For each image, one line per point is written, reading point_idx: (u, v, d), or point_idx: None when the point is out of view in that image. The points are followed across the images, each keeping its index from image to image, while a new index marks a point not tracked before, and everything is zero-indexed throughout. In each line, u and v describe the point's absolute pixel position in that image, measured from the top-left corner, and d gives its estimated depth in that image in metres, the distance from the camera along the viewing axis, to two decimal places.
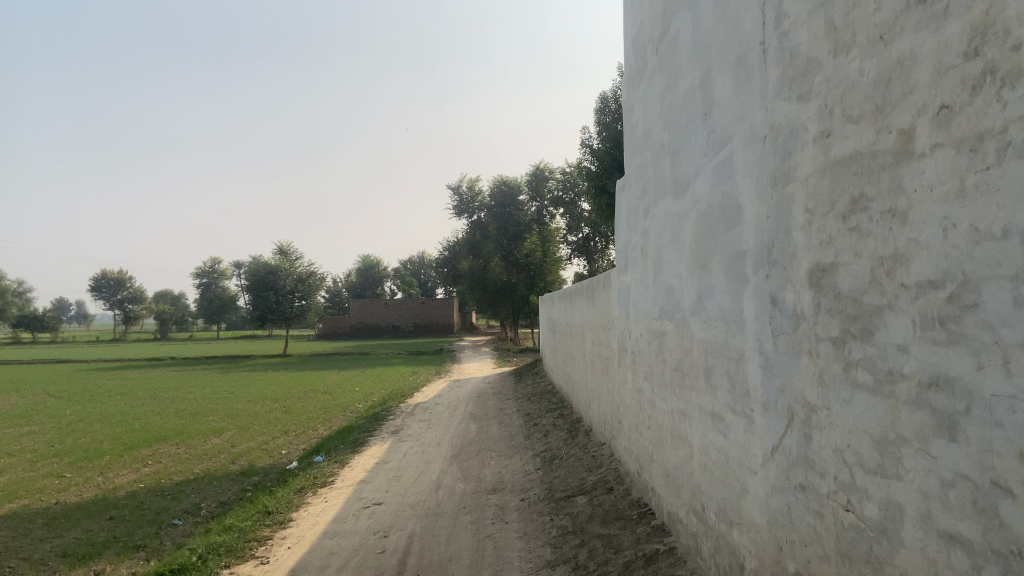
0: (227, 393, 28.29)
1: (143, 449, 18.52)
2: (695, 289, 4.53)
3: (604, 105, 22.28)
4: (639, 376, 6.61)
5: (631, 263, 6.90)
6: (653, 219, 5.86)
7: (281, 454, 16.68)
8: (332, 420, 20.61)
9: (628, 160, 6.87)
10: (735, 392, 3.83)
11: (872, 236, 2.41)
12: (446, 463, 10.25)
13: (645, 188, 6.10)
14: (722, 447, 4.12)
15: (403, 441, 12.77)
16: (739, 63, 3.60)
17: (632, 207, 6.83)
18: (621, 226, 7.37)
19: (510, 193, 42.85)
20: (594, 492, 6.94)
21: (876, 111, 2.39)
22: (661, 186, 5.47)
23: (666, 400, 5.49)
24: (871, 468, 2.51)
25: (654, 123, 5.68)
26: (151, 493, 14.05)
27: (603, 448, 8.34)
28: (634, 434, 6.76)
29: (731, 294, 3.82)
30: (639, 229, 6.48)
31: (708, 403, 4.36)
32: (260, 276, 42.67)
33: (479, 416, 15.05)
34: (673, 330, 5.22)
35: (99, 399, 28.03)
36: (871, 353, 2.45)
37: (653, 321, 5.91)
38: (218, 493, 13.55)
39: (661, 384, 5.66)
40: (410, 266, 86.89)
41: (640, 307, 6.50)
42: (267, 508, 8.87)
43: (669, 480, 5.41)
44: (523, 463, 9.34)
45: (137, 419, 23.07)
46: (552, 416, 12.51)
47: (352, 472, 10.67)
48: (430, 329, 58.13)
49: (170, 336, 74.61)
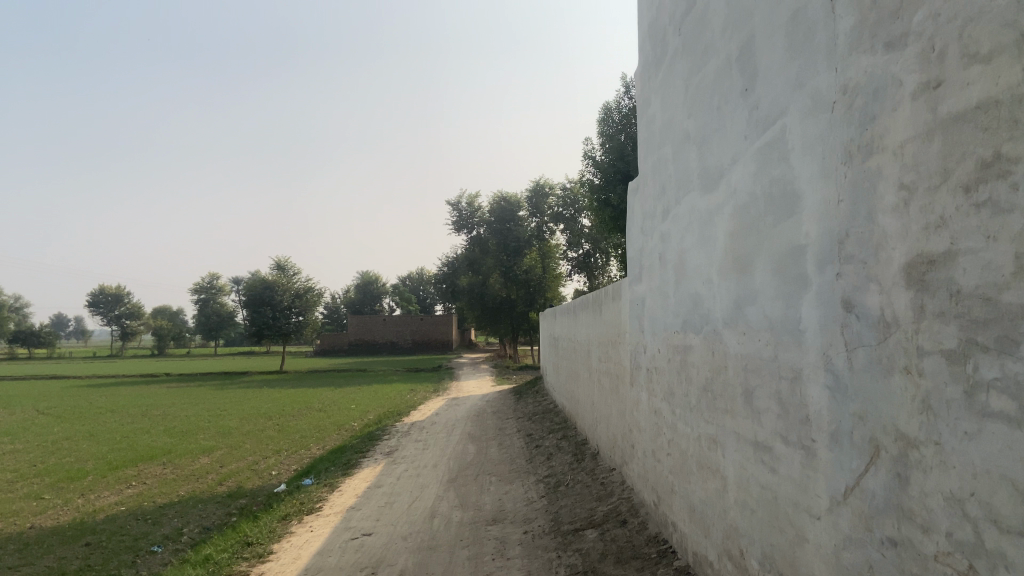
0: (218, 410, 27.51)
1: (128, 468, 17.76)
2: (731, 296, 3.90)
3: (607, 115, 21.70)
4: (656, 396, 5.94)
5: (646, 271, 6.28)
6: (673, 220, 5.24)
7: (270, 475, 15.92)
8: (325, 439, 19.85)
9: (643, 158, 6.26)
10: (788, 417, 3.18)
11: (1016, 211, 1.76)
12: (442, 488, 9.53)
13: (664, 186, 5.48)
14: (769, 482, 3.46)
15: (398, 463, 12.06)
16: (794, 19, 2.99)
17: (647, 209, 6.21)
18: (635, 230, 6.75)
19: (510, 208, 42.30)
20: (606, 525, 6.24)
21: (1021, 42, 1.75)
22: (685, 182, 4.85)
23: (692, 424, 4.82)
24: (1009, 526, 1.84)
25: (675, 112, 5.09)
26: (132, 517, 13.29)
27: (612, 475, 7.66)
28: (650, 461, 6.09)
29: (782, 299, 3.17)
30: (656, 233, 5.86)
31: (749, 430, 3.70)
32: (257, 291, 42.05)
33: (478, 436, 14.31)
34: (701, 344, 4.58)
35: (87, 416, 27.22)
36: (1014, 371, 1.79)
37: (674, 334, 5.28)
38: (203, 518, 12.80)
39: (684, 406, 5.01)
40: (409, 281, 86.11)
41: (658, 319, 5.86)
42: (247, 538, 8.13)
43: (694, 516, 4.74)
44: (525, 490, 8.64)
45: (125, 437, 22.29)
46: (555, 437, 11.80)
47: (342, 497, 9.94)
48: (429, 346, 57.36)
49: (167, 353, 73.77)
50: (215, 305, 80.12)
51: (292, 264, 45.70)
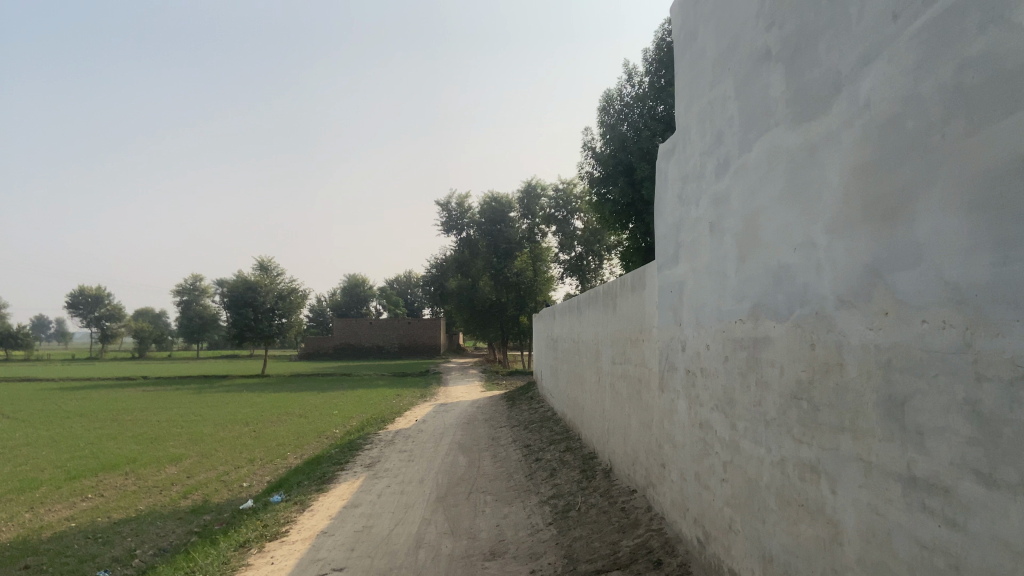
0: (193, 415, 25.97)
1: (87, 479, 16.24)
2: (857, 262, 2.68)
3: (608, 104, 20.40)
4: (701, 405, 4.73)
5: (687, 247, 5.08)
6: (736, 176, 4.05)
7: (241, 488, 14.51)
8: (304, 447, 18.43)
9: (685, 109, 5.09)
10: (998, 445, 1.98)
11: None
12: (428, 510, 8.22)
13: (722, 133, 4.27)
14: (940, 541, 2.25)
15: (379, 477, 10.75)
16: None
17: (689, 170, 5.01)
18: (670, 201, 5.53)
19: (500, 209, 41.08)
20: (635, 567, 4.97)
21: None
22: (759, 120, 3.68)
23: (768, 445, 3.59)
24: None
25: (744, 31, 3.89)
26: (81, 535, 11.82)
27: (634, 499, 6.40)
28: (693, 488, 4.87)
29: (992, 251, 1.97)
30: (703, 197, 4.66)
31: (897, 460, 2.47)
32: (238, 292, 40.39)
33: (469, 447, 13.00)
34: (786, 336, 3.36)
35: (51, 421, 25.52)
36: None
37: (736, 326, 4.05)
38: (161, 537, 11.38)
39: (753, 419, 3.79)
40: (397, 284, 84.31)
41: (706, 308, 4.63)
42: (194, 570, 6.74)
43: (772, 570, 3.52)
44: (528, 515, 7.36)
45: (89, 443, 20.74)
46: (556, 450, 10.52)
47: (312, 519, 8.59)
48: (417, 350, 55.90)
49: (148, 356, 71.45)
50: (198, 308, 77.95)
51: (276, 265, 44.11)
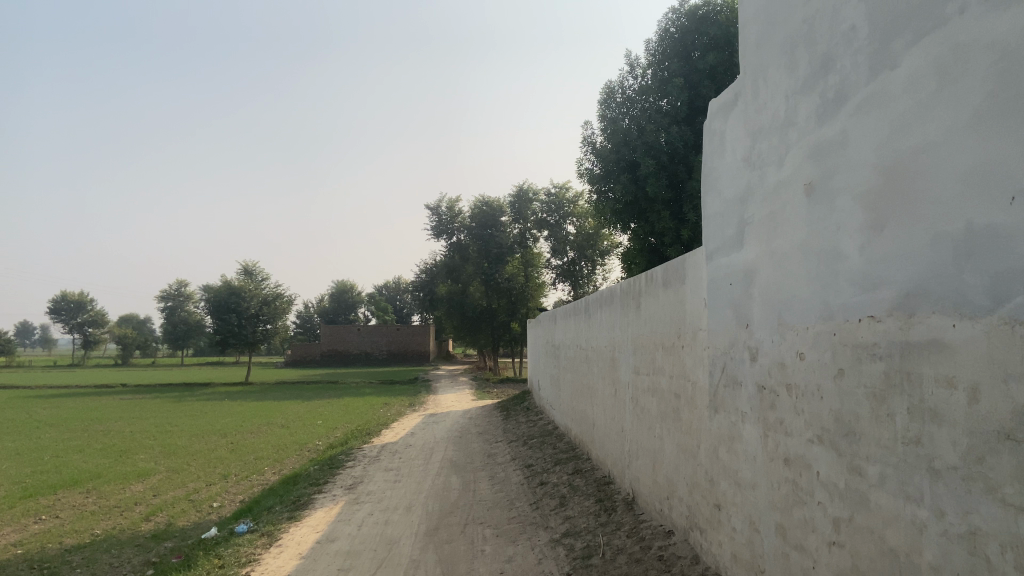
0: (168, 426, 24.44)
1: (43, 497, 14.72)
2: None
3: (609, 97, 18.90)
4: (790, 435, 3.48)
5: (759, 222, 3.85)
6: (860, 109, 2.83)
7: (210, 510, 13.07)
8: (283, 463, 17.02)
9: (758, 41, 3.87)
10: None
11: None
12: (417, 548, 6.92)
13: (832, 52, 3.05)
14: None
15: (362, 503, 9.41)
16: None
17: (765, 121, 3.78)
18: (731, 166, 4.28)
19: (490, 213, 39.50)
20: None
21: None
22: (916, 13, 2.45)
23: (945, 505, 2.32)
24: None
25: None
26: (25, 563, 10.37)
27: (673, 545, 5.15)
28: (773, 545, 3.62)
29: None
30: (794, 151, 3.43)
31: None
32: (221, 297, 38.70)
33: (462, 466, 11.71)
34: (990, 339, 2.11)
35: (17, 431, 23.87)
36: None
37: (862, 328, 2.81)
38: (114, 568, 9.93)
39: (904, 464, 2.53)
40: (385, 291, 82.75)
41: (799, 307, 3.38)
42: None
43: None
44: (538, 559, 6.06)
45: (53, 457, 19.17)
46: (565, 472, 9.21)
47: (279, 558, 7.22)
48: (406, 358, 54.37)
49: (130, 363, 68.93)
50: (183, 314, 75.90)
51: (261, 269, 42.50)
